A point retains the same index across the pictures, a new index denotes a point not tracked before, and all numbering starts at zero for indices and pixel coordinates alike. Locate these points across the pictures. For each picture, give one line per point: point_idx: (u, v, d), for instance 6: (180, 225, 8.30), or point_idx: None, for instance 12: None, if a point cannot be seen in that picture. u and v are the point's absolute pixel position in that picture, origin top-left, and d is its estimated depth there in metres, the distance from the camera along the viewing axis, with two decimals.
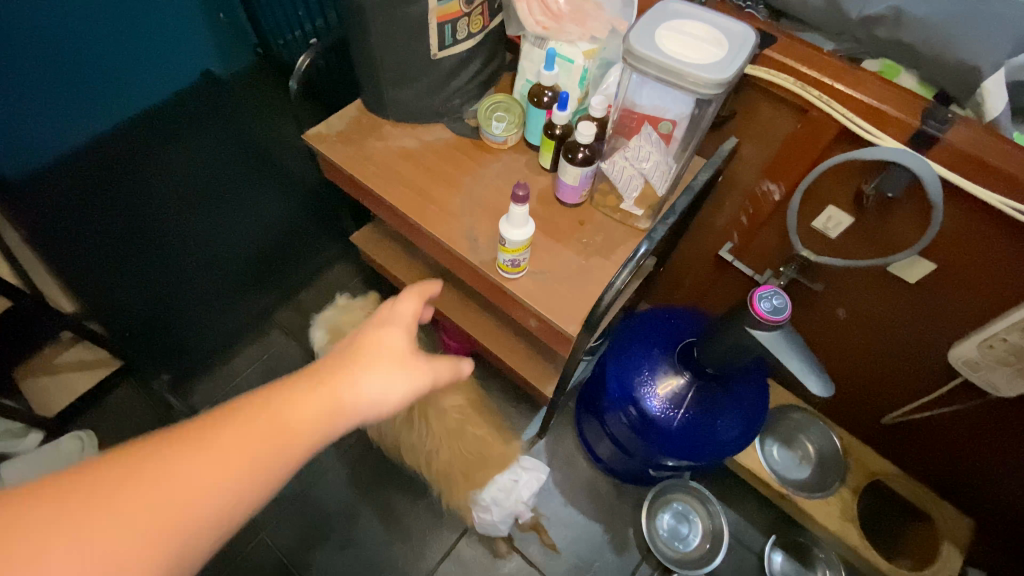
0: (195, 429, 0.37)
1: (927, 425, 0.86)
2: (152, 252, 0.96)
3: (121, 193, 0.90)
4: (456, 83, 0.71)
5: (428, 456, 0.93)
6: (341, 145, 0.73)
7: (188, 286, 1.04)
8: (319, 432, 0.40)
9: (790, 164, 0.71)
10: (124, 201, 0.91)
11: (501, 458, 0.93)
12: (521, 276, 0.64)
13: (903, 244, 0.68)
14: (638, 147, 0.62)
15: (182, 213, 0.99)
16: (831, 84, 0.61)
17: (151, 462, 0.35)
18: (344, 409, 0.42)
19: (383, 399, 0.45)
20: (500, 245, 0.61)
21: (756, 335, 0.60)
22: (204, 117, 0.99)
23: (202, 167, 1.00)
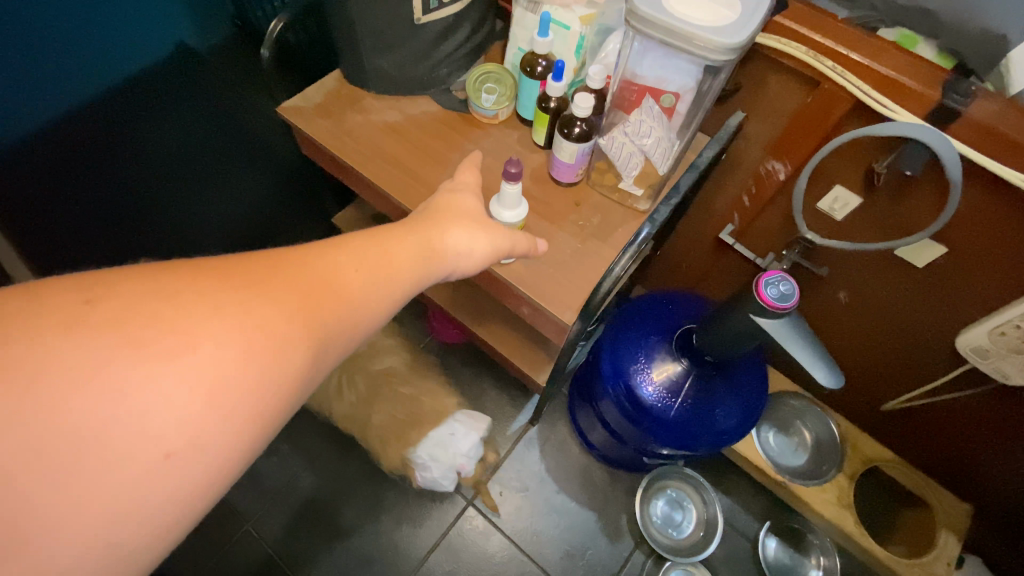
0: (320, 244, 0.37)
1: (928, 412, 0.85)
2: (134, 218, 0.91)
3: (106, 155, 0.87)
4: (442, 51, 0.65)
5: (362, 426, 1.03)
6: (319, 119, 0.67)
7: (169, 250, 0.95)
8: (427, 265, 0.43)
9: (798, 141, 0.68)
10: (115, 164, 0.87)
11: (433, 415, 1.02)
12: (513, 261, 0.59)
13: (914, 227, 0.65)
14: (639, 122, 0.58)
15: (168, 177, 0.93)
16: (846, 54, 0.57)
17: (283, 261, 0.34)
18: (442, 249, 0.45)
19: (473, 253, 0.48)
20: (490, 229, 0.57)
21: (761, 323, 0.57)
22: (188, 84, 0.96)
23: (190, 129, 0.95)
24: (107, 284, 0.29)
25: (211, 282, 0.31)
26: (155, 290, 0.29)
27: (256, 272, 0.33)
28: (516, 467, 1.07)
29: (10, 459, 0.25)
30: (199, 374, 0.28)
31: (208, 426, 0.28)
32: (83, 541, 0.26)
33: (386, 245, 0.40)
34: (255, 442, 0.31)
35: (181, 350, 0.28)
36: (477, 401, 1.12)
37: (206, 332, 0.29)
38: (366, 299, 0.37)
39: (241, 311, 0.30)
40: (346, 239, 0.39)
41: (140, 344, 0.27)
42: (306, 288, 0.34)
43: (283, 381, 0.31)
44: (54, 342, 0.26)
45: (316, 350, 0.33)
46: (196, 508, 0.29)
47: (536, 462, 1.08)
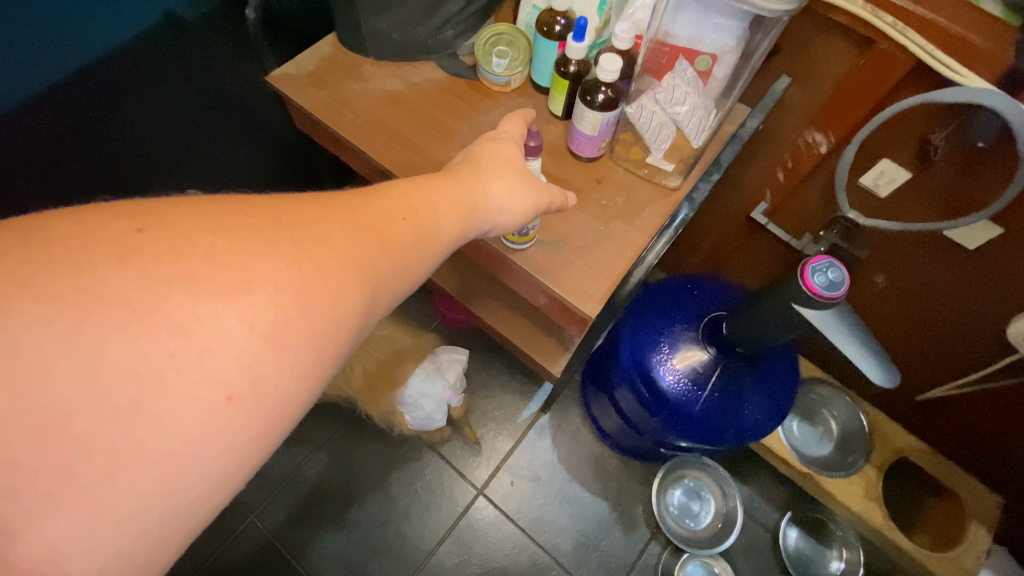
0: (363, 194, 0.36)
1: (965, 403, 0.80)
2: None
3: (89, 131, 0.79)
4: (448, 10, 0.58)
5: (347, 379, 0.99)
6: (313, 88, 0.61)
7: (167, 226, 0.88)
8: (465, 219, 0.42)
9: (844, 110, 0.61)
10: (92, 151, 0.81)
11: (418, 353, 1.01)
12: (529, 246, 0.54)
13: (971, 205, 0.58)
14: (672, 87, 0.52)
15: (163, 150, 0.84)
16: (909, 7, 0.50)
17: (332, 206, 0.34)
18: (481, 204, 0.44)
19: (512, 208, 0.47)
20: None
21: (804, 313, 0.52)
22: None
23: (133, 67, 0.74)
24: (157, 219, 0.27)
25: (266, 223, 0.30)
26: (212, 227, 0.28)
27: (308, 216, 0.32)
28: (527, 456, 1.03)
29: (69, 399, 0.24)
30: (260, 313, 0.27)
31: (270, 367, 0.27)
32: (143, 489, 0.24)
33: (425, 197, 0.39)
34: (311, 388, 0.30)
35: (243, 287, 0.27)
36: (487, 388, 1.08)
37: (266, 269, 0.28)
38: (409, 250, 0.36)
39: (296, 250, 0.30)
40: (385, 189, 0.38)
41: (197, 276, 0.26)
42: (354, 233, 0.33)
43: (339, 325, 0.30)
44: (112, 277, 0.25)
45: (367, 297, 0.32)
46: (255, 457, 0.28)
47: (547, 450, 1.04)
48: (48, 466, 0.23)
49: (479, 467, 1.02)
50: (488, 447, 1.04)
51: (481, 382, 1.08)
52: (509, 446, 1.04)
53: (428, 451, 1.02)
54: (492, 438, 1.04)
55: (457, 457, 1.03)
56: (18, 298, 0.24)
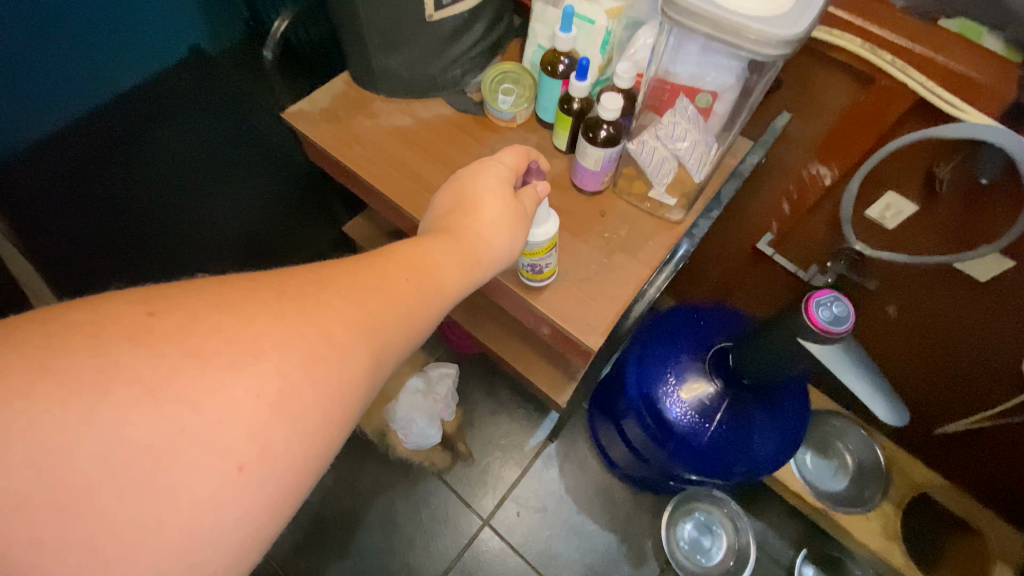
0: (371, 254, 0.37)
1: (987, 439, 0.77)
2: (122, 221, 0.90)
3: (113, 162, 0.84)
4: (455, 50, 0.61)
5: None
6: (327, 123, 0.63)
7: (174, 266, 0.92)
8: (470, 265, 0.42)
9: (848, 144, 0.61)
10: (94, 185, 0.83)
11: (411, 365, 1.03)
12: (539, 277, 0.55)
13: (979, 239, 0.58)
14: (672, 124, 0.53)
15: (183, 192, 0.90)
16: (908, 46, 0.51)
17: (329, 272, 0.34)
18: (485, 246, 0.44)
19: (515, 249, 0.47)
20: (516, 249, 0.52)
21: (808, 347, 0.52)
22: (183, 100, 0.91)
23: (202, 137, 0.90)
24: (170, 306, 0.29)
25: (270, 299, 0.31)
26: (220, 310, 0.29)
27: (314, 286, 0.33)
28: (534, 487, 1.02)
29: (89, 478, 0.25)
30: (264, 388, 0.28)
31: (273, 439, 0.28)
32: (160, 558, 0.26)
33: (431, 249, 0.40)
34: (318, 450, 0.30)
35: (245, 367, 0.28)
36: (493, 416, 1.07)
37: (269, 345, 0.29)
38: (413, 306, 0.36)
39: (298, 323, 0.30)
40: (389, 248, 0.38)
41: (205, 354, 0.28)
42: (353, 296, 0.33)
43: (339, 391, 0.31)
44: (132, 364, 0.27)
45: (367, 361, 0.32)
46: (267, 524, 0.29)
47: (554, 480, 1.03)
48: (74, 544, 0.24)
49: (485, 497, 1.01)
50: (494, 477, 1.02)
51: (488, 409, 1.08)
52: (515, 476, 1.03)
53: (433, 480, 1.02)
54: (498, 467, 1.03)
55: (462, 485, 1.02)
56: (43, 384, 0.25)
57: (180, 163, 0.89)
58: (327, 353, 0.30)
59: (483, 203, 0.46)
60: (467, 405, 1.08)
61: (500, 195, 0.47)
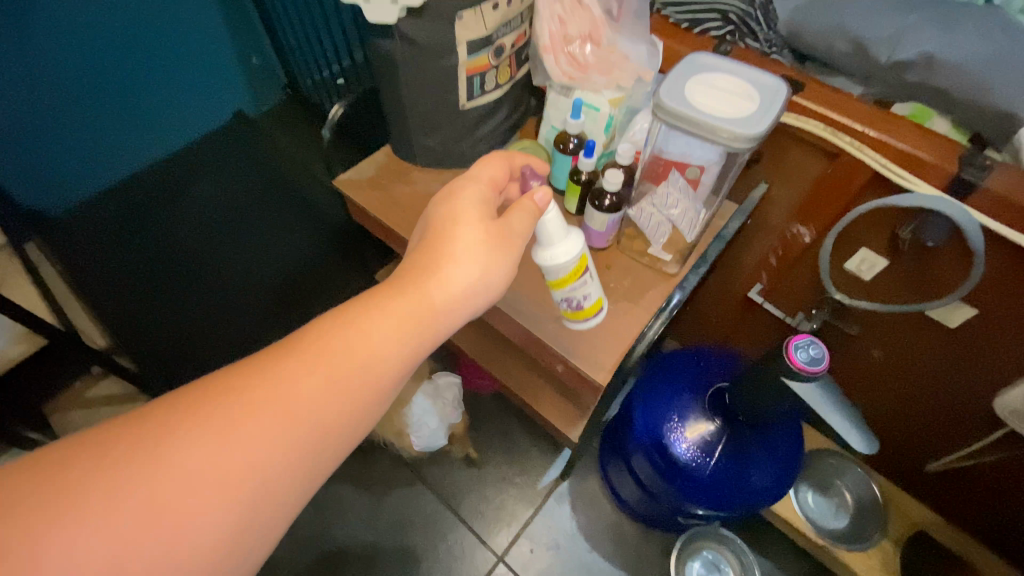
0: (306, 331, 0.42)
1: (976, 475, 0.81)
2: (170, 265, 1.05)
3: (146, 217, 1.00)
4: (483, 130, 0.72)
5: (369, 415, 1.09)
6: (371, 189, 0.74)
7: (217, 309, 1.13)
8: (431, 316, 0.45)
9: (822, 208, 0.71)
10: (145, 236, 0.99)
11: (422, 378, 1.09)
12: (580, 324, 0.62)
13: (941, 290, 0.66)
14: (666, 194, 0.62)
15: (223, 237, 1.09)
16: (863, 130, 0.60)
17: (288, 353, 0.40)
18: (446, 285, 0.46)
19: (486, 276, 0.48)
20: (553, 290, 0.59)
21: (791, 385, 0.59)
22: (218, 154, 1.11)
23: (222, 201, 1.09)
24: (122, 424, 0.35)
25: (237, 386, 0.37)
26: (205, 398, 0.37)
27: (230, 382, 0.38)
28: (547, 524, 1.06)
29: None
30: (238, 459, 0.36)
31: (252, 497, 0.36)
32: None
33: (390, 309, 0.43)
34: (302, 489, 0.39)
35: (221, 443, 0.35)
36: (508, 454, 1.13)
37: (238, 426, 0.36)
38: (369, 376, 0.41)
39: (261, 409, 0.37)
40: (327, 320, 0.42)
41: (109, 465, 0.33)
42: (314, 373, 0.39)
43: (292, 447, 0.37)
44: (145, 428, 0.35)
45: (326, 425, 0.39)
46: (268, 545, 0.38)
47: (566, 518, 1.07)
48: None
49: (499, 533, 1.05)
50: (509, 513, 1.07)
51: (503, 447, 1.13)
52: (529, 513, 1.07)
53: (450, 515, 1.06)
54: (512, 504, 1.08)
55: (478, 521, 1.06)
56: (38, 469, 0.32)
57: (223, 208, 1.10)
58: (288, 422, 0.37)
59: (452, 231, 0.48)
60: (483, 443, 1.14)
61: (470, 222, 0.49)
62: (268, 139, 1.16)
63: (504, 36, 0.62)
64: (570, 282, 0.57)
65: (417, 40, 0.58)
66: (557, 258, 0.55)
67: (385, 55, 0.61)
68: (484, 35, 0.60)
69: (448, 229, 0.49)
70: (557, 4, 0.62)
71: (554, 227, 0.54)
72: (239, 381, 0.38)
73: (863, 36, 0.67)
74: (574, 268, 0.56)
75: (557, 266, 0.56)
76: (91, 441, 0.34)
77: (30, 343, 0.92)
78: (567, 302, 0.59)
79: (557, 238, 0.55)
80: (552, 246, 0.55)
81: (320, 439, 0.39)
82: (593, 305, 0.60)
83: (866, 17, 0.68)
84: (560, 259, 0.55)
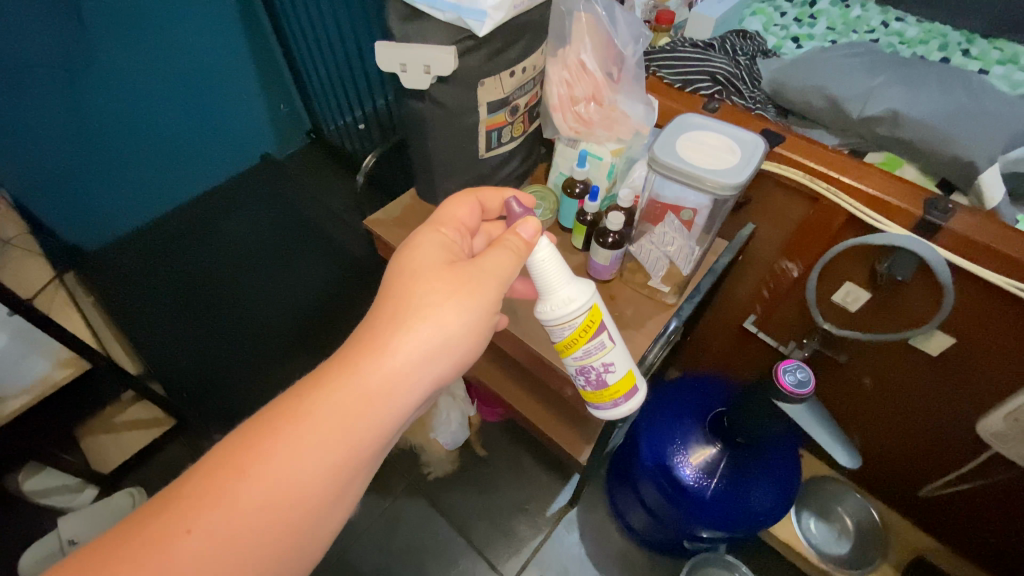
0: (276, 408, 0.43)
1: (968, 498, 0.85)
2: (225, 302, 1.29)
3: (229, 266, 1.34)
4: (499, 176, 0.80)
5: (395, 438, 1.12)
6: (398, 228, 0.82)
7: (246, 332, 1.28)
8: (401, 377, 0.45)
9: (806, 246, 0.78)
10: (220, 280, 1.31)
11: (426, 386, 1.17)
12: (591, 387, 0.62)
13: (919, 319, 0.72)
14: (663, 232, 0.69)
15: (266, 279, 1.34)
16: (837, 177, 0.68)
17: (265, 430, 0.41)
18: (415, 345, 0.45)
19: (448, 328, 0.47)
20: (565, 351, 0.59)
21: (783, 407, 0.64)
22: (267, 199, 1.47)
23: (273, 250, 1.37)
24: (133, 518, 0.38)
25: (224, 475, 0.39)
26: (196, 489, 0.39)
27: (215, 463, 0.40)
28: (556, 550, 1.09)
29: None
30: (240, 537, 0.39)
31: (266, 558, 0.40)
32: None
33: (363, 371, 0.44)
34: (319, 534, 0.43)
35: (222, 527, 0.38)
36: (518, 481, 1.16)
37: (231, 496, 0.39)
38: (351, 440, 0.43)
39: (248, 494, 0.39)
40: (296, 394, 0.43)
41: (121, 557, 0.36)
42: (281, 445, 0.41)
43: (277, 512, 0.40)
44: (148, 527, 0.37)
45: (319, 489, 0.41)
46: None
47: (575, 545, 1.09)
48: None
49: (510, 559, 1.08)
50: (519, 539, 1.10)
51: (513, 474, 1.17)
52: (538, 539, 1.10)
53: (462, 541, 1.10)
54: (522, 530, 1.11)
55: (489, 546, 1.09)
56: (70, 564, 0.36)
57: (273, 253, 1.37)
58: (281, 494, 0.40)
59: (417, 284, 0.48)
60: (494, 469, 1.18)
61: (437, 272, 0.49)
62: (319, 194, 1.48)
63: (519, 97, 0.71)
64: (583, 344, 0.57)
65: (444, 102, 0.67)
66: (564, 310, 0.55)
67: (416, 113, 0.71)
68: (502, 96, 0.69)
69: (412, 282, 0.48)
70: (563, 71, 0.72)
71: (554, 274, 0.55)
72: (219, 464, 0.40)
73: (836, 95, 0.76)
74: (585, 325, 0.56)
75: (564, 323, 0.56)
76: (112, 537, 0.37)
77: (72, 367, 0.95)
78: (586, 369, 0.59)
79: (560, 287, 0.55)
80: (554, 296, 0.56)
81: (318, 500, 0.42)
82: (622, 375, 0.60)
83: (839, 80, 0.78)
84: (566, 311, 0.55)
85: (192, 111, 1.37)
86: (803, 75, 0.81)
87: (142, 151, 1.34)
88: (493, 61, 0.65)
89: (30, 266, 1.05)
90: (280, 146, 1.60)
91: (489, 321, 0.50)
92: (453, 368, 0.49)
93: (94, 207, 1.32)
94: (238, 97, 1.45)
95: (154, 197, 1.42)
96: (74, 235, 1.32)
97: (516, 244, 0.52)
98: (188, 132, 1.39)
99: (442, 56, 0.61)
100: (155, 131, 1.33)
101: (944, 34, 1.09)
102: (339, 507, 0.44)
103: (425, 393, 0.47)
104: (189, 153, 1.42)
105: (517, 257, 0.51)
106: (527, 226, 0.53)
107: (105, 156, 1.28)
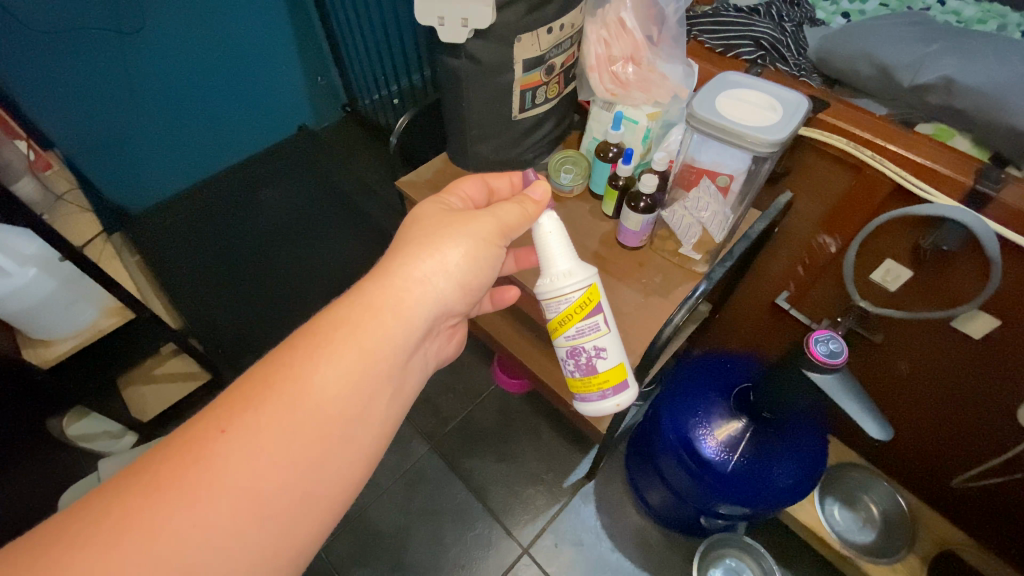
0: (290, 335, 0.43)
1: (1000, 492, 0.83)
2: (255, 265, 1.33)
3: (261, 230, 1.37)
4: (531, 139, 0.80)
5: None
6: (428, 190, 0.83)
7: (276, 295, 1.31)
8: (408, 292, 0.46)
9: (846, 219, 0.75)
10: (253, 245, 1.35)
11: None
12: (589, 396, 0.60)
13: (961, 297, 0.69)
14: (697, 198, 0.68)
15: (297, 244, 1.37)
16: (883, 144, 0.65)
17: (284, 348, 0.41)
18: (418, 265, 0.48)
19: (448, 261, 0.49)
20: (564, 340, 0.57)
21: (812, 377, 0.64)
22: (302, 172, 1.50)
23: (302, 214, 1.41)
24: (160, 446, 0.37)
25: (249, 388, 0.39)
26: (225, 403, 0.39)
27: (229, 391, 0.39)
28: (572, 521, 1.09)
29: None
30: (275, 443, 0.37)
31: (300, 465, 0.38)
32: None
33: (377, 290, 0.45)
34: (348, 460, 0.41)
35: (253, 430, 0.37)
36: (537, 451, 1.17)
37: (251, 415, 0.38)
38: (374, 351, 0.43)
39: (275, 399, 0.38)
40: (320, 318, 0.44)
41: (160, 489, 0.34)
42: (294, 366, 0.40)
43: (300, 431, 0.38)
44: (185, 436, 0.37)
45: (343, 404, 0.40)
46: (318, 522, 0.39)
47: (591, 517, 1.10)
48: None
49: (526, 526, 1.09)
50: (535, 507, 1.11)
51: (531, 445, 1.18)
52: (555, 508, 1.11)
53: (479, 506, 1.11)
54: (539, 499, 1.12)
55: (506, 514, 1.10)
56: (110, 491, 0.35)
57: (303, 221, 1.40)
58: (300, 402, 0.39)
59: (415, 228, 0.52)
60: (512, 439, 1.19)
61: (439, 220, 0.52)
62: (352, 168, 1.51)
63: (555, 56, 0.71)
64: (577, 322, 0.56)
65: (481, 58, 0.67)
66: (566, 280, 0.55)
67: (452, 71, 0.71)
68: (539, 54, 0.68)
69: (415, 230, 0.52)
70: (602, 30, 0.71)
71: (563, 247, 0.57)
72: (237, 394, 0.39)
73: (885, 62, 0.73)
74: (581, 302, 0.56)
75: (560, 295, 0.56)
76: (143, 466, 0.36)
77: (118, 317, 0.98)
78: (579, 351, 0.57)
79: (572, 255, 0.57)
80: (568, 261, 0.56)
81: (345, 410, 0.41)
82: (613, 365, 0.58)
83: (892, 47, 0.75)
84: (579, 276, 0.55)
85: (232, 79, 1.40)
86: (853, 42, 0.78)
87: (184, 120, 1.37)
88: (532, 16, 0.64)
89: (82, 222, 1.10)
90: (317, 118, 1.63)
91: (490, 245, 0.53)
92: (459, 292, 0.50)
93: (138, 172, 1.37)
94: (281, 66, 1.47)
95: (195, 165, 1.46)
96: (117, 198, 1.36)
97: (522, 199, 0.56)
98: (227, 101, 1.42)
99: (480, 8, 0.61)
100: (197, 97, 1.36)
101: (1005, 14, 1.02)
102: (368, 428, 0.42)
103: (436, 313, 0.48)
104: (228, 123, 1.45)
105: (522, 209, 0.55)
106: (537, 188, 0.57)
107: (148, 120, 1.32)
